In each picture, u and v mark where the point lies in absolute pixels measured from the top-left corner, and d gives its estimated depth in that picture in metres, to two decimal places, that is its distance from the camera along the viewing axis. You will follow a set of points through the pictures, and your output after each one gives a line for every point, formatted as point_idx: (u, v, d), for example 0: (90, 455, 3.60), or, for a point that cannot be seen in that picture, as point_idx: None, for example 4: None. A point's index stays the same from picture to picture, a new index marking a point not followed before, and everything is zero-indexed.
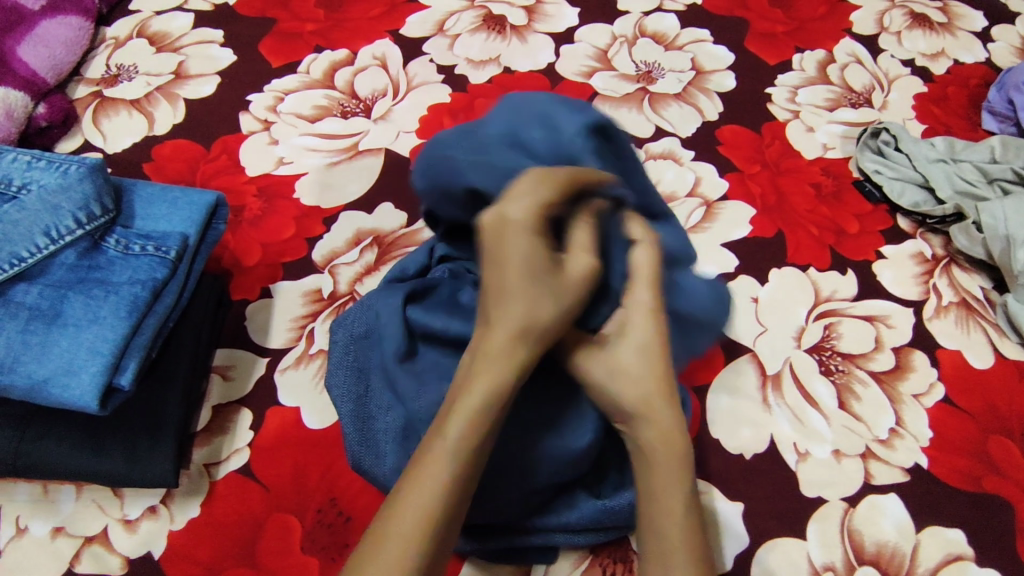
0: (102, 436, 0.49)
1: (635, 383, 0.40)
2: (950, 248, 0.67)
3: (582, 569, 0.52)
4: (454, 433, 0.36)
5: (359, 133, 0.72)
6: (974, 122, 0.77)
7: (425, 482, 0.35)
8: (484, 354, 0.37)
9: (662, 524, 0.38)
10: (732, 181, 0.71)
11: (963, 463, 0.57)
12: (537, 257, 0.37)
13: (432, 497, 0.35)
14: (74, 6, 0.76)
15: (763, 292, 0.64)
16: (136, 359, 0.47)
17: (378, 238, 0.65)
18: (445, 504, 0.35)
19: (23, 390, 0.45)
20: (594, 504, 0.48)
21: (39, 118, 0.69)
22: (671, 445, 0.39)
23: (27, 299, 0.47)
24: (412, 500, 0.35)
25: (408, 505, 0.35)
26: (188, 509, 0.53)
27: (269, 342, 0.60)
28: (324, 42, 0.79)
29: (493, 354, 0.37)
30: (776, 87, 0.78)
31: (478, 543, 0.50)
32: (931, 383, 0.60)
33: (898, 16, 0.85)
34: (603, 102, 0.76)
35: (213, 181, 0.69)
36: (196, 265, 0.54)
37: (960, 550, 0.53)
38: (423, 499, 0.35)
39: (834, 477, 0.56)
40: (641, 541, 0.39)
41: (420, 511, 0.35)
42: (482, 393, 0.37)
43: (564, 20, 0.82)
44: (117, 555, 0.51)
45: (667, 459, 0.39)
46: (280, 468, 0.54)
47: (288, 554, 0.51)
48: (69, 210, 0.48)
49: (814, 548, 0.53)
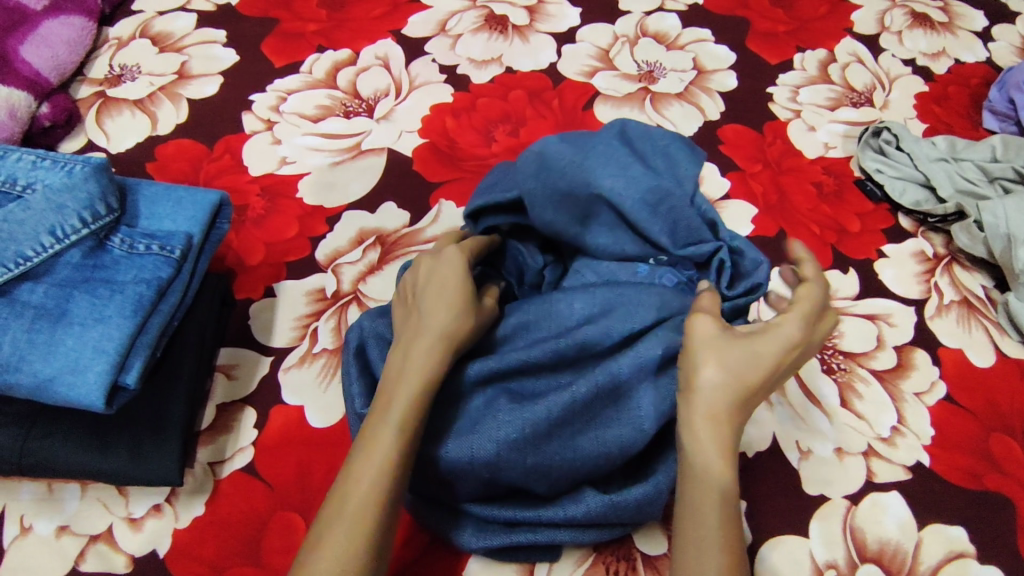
0: (108, 435, 0.49)
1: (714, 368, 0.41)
2: (951, 246, 0.68)
3: (585, 567, 0.52)
4: (400, 408, 0.43)
5: (362, 133, 0.72)
6: (975, 122, 0.77)
7: (377, 458, 0.42)
8: (411, 353, 0.46)
9: (703, 514, 0.39)
10: (734, 180, 0.71)
11: (964, 461, 0.57)
12: (459, 284, 0.48)
13: (378, 471, 0.42)
14: (77, 6, 0.76)
15: None
16: (141, 358, 0.47)
17: (382, 238, 0.65)
18: (391, 479, 0.42)
19: (29, 388, 0.45)
20: (600, 498, 0.47)
21: (42, 117, 0.69)
22: (724, 434, 0.40)
23: (33, 298, 0.47)
24: (363, 475, 0.42)
25: (362, 477, 0.42)
26: (193, 507, 0.53)
27: (273, 341, 0.60)
28: (326, 42, 0.79)
29: (420, 356, 0.45)
30: (778, 86, 0.79)
31: (483, 538, 0.50)
32: (933, 381, 0.60)
33: (899, 16, 0.85)
34: (605, 102, 0.76)
35: (216, 181, 0.69)
36: (200, 264, 0.54)
37: (962, 548, 0.53)
38: (367, 473, 0.42)
39: (836, 475, 0.56)
40: (681, 531, 0.40)
41: (367, 483, 0.41)
42: (415, 390, 0.44)
43: (566, 20, 0.83)
44: (122, 553, 0.52)
45: (715, 445, 0.40)
46: (285, 466, 0.55)
47: (291, 553, 0.51)
48: (74, 210, 0.49)
49: (816, 546, 0.53)
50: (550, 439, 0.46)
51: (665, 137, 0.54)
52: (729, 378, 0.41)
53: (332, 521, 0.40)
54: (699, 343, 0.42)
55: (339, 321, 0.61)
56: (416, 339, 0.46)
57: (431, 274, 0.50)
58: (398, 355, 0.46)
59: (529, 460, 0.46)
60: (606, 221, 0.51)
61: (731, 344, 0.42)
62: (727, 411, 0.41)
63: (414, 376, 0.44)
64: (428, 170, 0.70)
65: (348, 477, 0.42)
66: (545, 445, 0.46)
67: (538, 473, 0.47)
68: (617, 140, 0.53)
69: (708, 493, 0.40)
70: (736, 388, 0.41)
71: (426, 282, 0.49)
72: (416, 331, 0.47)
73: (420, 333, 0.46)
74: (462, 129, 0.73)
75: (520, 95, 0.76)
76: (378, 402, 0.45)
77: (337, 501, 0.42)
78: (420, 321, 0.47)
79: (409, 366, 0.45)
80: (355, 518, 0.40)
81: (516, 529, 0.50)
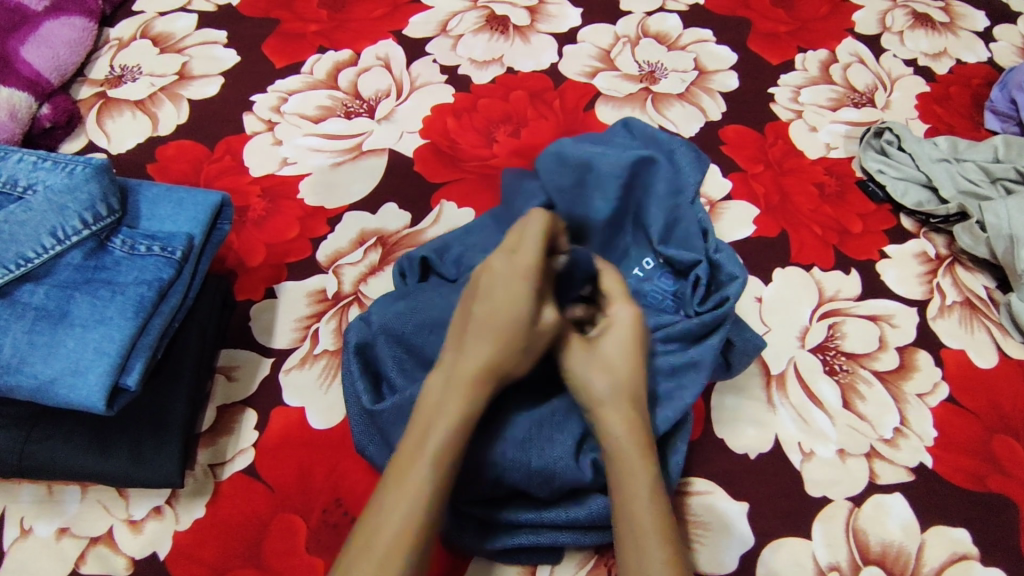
0: (109, 437, 0.49)
1: (599, 377, 0.47)
2: (953, 247, 0.68)
3: (587, 569, 0.51)
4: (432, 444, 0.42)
5: (363, 134, 0.72)
6: (978, 122, 0.77)
7: (406, 497, 0.40)
8: (450, 379, 0.45)
9: (637, 514, 0.42)
10: (736, 181, 0.71)
11: (967, 462, 0.57)
12: (514, 301, 0.45)
13: (418, 509, 0.40)
14: (78, 6, 0.76)
15: (766, 291, 0.64)
16: (143, 360, 0.46)
17: (383, 239, 0.65)
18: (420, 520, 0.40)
19: (30, 390, 0.45)
20: (604, 499, 0.49)
21: (43, 119, 0.69)
22: (631, 436, 0.45)
23: (34, 299, 0.47)
24: (396, 510, 0.40)
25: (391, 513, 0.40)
26: (193, 509, 0.53)
27: (274, 342, 0.60)
28: (328, 43, 0.79)
29: (459, 384, 0.44)
30: (779, 86, 0.78)
31: (487, 542, 0.50)
32: (936, 382, 0.60)
33: (900, 16, 0.85)
34: (606, 102, 0.76)
35: (218, 181, 0.69)
36: (201, 265, 0.54)
37: (965, 550, 0.53)
38: (403, 512, 0.40)
39: (839, 476, 0.56)
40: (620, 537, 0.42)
41: (401, 520, 0.40)
42: (454, 419, 0.43)
43: (567, 20, 0.82)
44: (123, 555, 0.52)
45: (623, 450, 0.44)
46: (286, 468, 0.54)
47: (292, 554, 0.51)
48: (76, 211, 0.49)
49: (819, 548, 0.53)
50: (553, 442, 0.48)
51: (676, 142, 0.61)
52: (604, 386, 0.46)
53: (366, 550, 0.39)
54: (573, 365, 0.48)
55: (340, 322, 0.61)
56: (462, 361, 0.45)
57: (491, 282, 0.47)
58: (441, 376, 0.45)
59: (535, 462, 0.48)
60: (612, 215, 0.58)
61: (589, 349, 0.48)
62: (619, 418, 0.45)
63: (455, 405, 0.44)
64: (430, 170, 0.70)
65: (374, 511, 0.41)
66: (548, 447, 0.48)
67: (541, 477, 0.48)
68: (628, 138, 0.63)
69: (636, 495, 0.43)
70: (612, 394, 0.46)
71: (486, 291, 0.46)
72: (467, 354, 0.45)
73: (463, 358, 0.45)
74: (463, 129, 0.73)
75: (522, 95, 0.76)
76: (416, 429, 0.43)
77: (367, 535, 0.40)
78: (469, 344, 0.45)
79: (454, 388, 0.44)
80: (389, 552, 0.39)
81: (518, 533, 0.50)
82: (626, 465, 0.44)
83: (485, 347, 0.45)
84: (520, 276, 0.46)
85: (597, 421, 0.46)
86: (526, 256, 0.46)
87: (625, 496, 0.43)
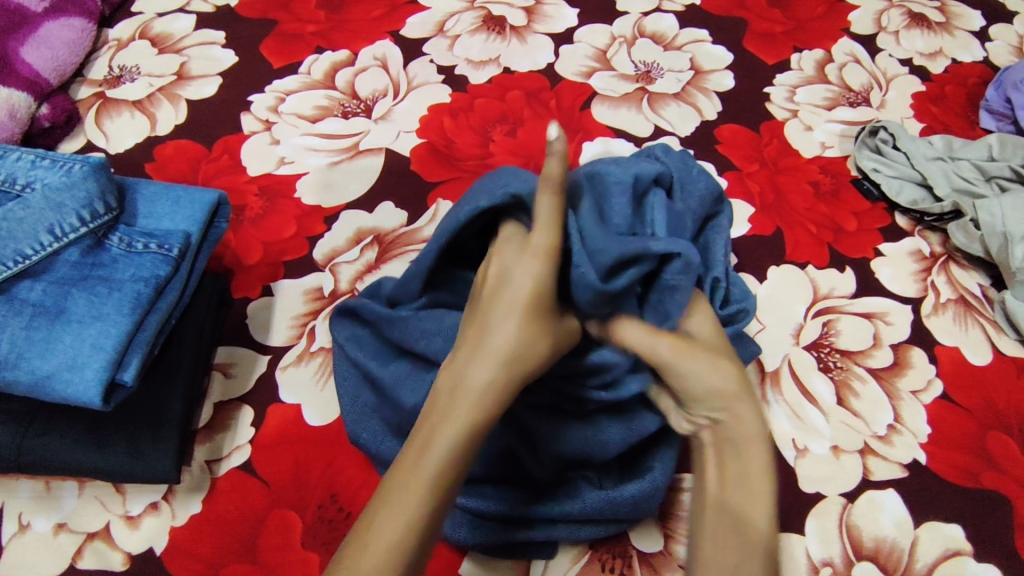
0: (105, 433, 0.50)
1: (732, 372, 0.41)
2: (948, 245, 0.68)
3: (581, 564, 0.52)
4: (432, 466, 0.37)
5: (359, 133, 0.73)
6: (972, 122, 0.77)
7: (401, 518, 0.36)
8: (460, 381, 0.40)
9: (752, 514, 0.38)
10: (731, 180, 0.71)
11: (961, 459, 0.57)
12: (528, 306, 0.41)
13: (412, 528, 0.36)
14: (77, 7, 0.77)
15: (761, 290, 0.65)
16: (139, 356, 0.47)
17: (380, 237, 0.66)
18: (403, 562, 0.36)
19: (28, 385, 0.45)
20: (598, 495, 0.49)
21: (42, 118, 0.70)
22: (756, 443, 0.40)
23: (32, 296, 0.47)
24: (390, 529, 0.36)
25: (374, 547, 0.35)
26: (190, 504, 0.53)
27: (271, 340, 0.60)
28: (326, 43, 0.80)
29: (472, 397, 0.39)
30: (774, 86, 0.79)
31: (483, 539, 0.50)
32: (930, 379, 0.60)
33: (896, 16, 0.85)
34: (602, 102, 0.76)
35: (215, 180, 0.69)
36: (197, 263, 0.54)
37: (959, 546, 0.53)
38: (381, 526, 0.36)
39: (832, 473, 0.56)
40: (720, 535, 0.38)
41: (393, 541, 0.36)
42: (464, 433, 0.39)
43: (564, 20, 0.83)
44: (120, 550, 0.52)
45: (748, 472, 0.39)
46: (282, 464, 0.55)
47: (288, 549, 0.51)
48: (73, 209, 0.49)
49: (812, 543, 0.53)
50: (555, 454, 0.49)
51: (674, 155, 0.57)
52: (736, 383, 0.41)
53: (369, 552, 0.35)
54: (682, 362, 0.42)
55: None
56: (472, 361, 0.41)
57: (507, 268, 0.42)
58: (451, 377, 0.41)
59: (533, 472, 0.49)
60: (684, 200, 0.52)
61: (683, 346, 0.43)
62: (761, 454, 0.39)
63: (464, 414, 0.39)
64: (427, 169, 0.70)
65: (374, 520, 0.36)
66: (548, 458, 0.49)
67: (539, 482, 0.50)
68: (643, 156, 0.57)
69: (753, 491, 0.38)
70: (739, 399, 0.41)
71: (503, 278, 0.42)
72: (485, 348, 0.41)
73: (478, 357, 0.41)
74: (460, 129, 0.73)
75: (518, 95, 0.76)
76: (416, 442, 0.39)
77: (364, 527, 0.37)
78: (487, 333, 0.41)
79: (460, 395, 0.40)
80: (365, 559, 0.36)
81: (513, 527, 0.51)
82: (751, 468, 0.39)
83: (505, 331, 0.41)
84: (540, 263, 0.41)
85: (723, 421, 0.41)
86: (544, 238, 0.42)
87: (740, 508, 0.38)
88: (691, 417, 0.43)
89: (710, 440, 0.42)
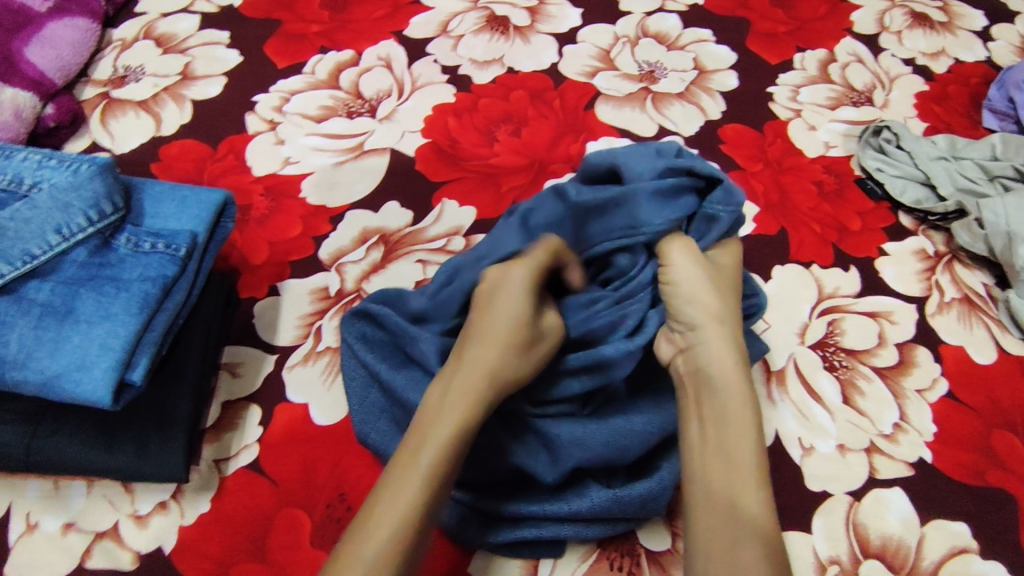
0: (113, 433, 0.50)
1: (713, 297, 0.46)
2: (952, 245, 0.68)
3: (588, 563, 0.52)
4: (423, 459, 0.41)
5: (364, 133, 0.73)
6: (975, 121, 0.77)
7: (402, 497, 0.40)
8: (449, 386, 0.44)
9: (737, 443, 0.42)
10: (735, 179, 0.71)
11: (967, 457, 0.57)
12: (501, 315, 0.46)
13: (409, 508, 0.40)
14: (81, 7, 0.77)
15: (766, 289, 0.65)
16: (147, 356, 0.47)
17: (385, 237, 0.66)
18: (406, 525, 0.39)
19: (36, 386, 0.45)
20: (606, 493, 0.49)
21: (47, 118, 0.70)
22: (729, 365, 0.45)
23: (40, 295, 0.47)
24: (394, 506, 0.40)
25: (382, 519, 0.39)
26: (198, 504, 0.53)
27: (277, 340, 0.60)
28: (330, 43, 0.80)
29: (460, 388, 0.44)
30: (778, 86, 0.79)
31: (492, 536, 0.50)
32: (934, 378, 0.61)
33: (898, 16, 0.85)
34: (606, 101, 0.76)
35: (220, 180, 0.69)
36: (204, 263, 0.54)
37: (965, 544, 0.53)
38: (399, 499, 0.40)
39: (839, 471, 0.56)
40: (712, 465, 0.42)
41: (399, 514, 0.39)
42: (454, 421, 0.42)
43: (567, 20, 0.83)
44: (128, 550, 0.52)
45: (727, 394, 0.44)
46: (289, 464, 0.55)
47: (297, 548, 0.51)
48: (80, 209, 0.49)
49: (819, 541, 0.53)
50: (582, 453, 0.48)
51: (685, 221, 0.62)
52: (716, 310, 0.46)
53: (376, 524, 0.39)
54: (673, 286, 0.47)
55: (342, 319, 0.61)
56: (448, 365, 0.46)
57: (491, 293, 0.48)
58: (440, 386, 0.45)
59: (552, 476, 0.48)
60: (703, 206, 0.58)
61: (696, 263, 0.47)
62: (739, 385, 0.44)
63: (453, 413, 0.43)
64: (431, 169, 0.70)
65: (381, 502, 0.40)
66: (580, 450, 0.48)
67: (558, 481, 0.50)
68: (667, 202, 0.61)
69: (737, 420, 0.43)
70: (715, 322, 0.46)
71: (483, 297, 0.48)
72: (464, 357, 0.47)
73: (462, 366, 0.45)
74: (464, 129, 0.73)
75: (523, 95, 0.76)
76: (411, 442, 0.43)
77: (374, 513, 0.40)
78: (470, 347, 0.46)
79: (459, 389, 0.44)
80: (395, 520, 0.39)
81: (520, 526, 0.51)
82: (730, 400, 0.43)
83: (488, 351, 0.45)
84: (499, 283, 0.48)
85: (698, 346, 0.46)
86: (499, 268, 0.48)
87: (726, 437, 0.42)
88: (670, 336, 0.48)
89: (687, 369, 0.46)
